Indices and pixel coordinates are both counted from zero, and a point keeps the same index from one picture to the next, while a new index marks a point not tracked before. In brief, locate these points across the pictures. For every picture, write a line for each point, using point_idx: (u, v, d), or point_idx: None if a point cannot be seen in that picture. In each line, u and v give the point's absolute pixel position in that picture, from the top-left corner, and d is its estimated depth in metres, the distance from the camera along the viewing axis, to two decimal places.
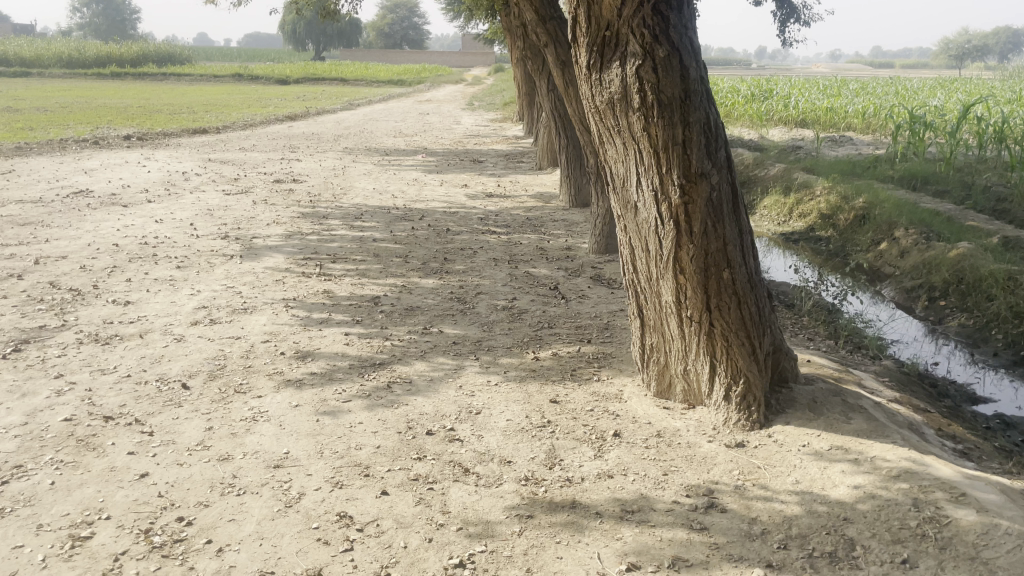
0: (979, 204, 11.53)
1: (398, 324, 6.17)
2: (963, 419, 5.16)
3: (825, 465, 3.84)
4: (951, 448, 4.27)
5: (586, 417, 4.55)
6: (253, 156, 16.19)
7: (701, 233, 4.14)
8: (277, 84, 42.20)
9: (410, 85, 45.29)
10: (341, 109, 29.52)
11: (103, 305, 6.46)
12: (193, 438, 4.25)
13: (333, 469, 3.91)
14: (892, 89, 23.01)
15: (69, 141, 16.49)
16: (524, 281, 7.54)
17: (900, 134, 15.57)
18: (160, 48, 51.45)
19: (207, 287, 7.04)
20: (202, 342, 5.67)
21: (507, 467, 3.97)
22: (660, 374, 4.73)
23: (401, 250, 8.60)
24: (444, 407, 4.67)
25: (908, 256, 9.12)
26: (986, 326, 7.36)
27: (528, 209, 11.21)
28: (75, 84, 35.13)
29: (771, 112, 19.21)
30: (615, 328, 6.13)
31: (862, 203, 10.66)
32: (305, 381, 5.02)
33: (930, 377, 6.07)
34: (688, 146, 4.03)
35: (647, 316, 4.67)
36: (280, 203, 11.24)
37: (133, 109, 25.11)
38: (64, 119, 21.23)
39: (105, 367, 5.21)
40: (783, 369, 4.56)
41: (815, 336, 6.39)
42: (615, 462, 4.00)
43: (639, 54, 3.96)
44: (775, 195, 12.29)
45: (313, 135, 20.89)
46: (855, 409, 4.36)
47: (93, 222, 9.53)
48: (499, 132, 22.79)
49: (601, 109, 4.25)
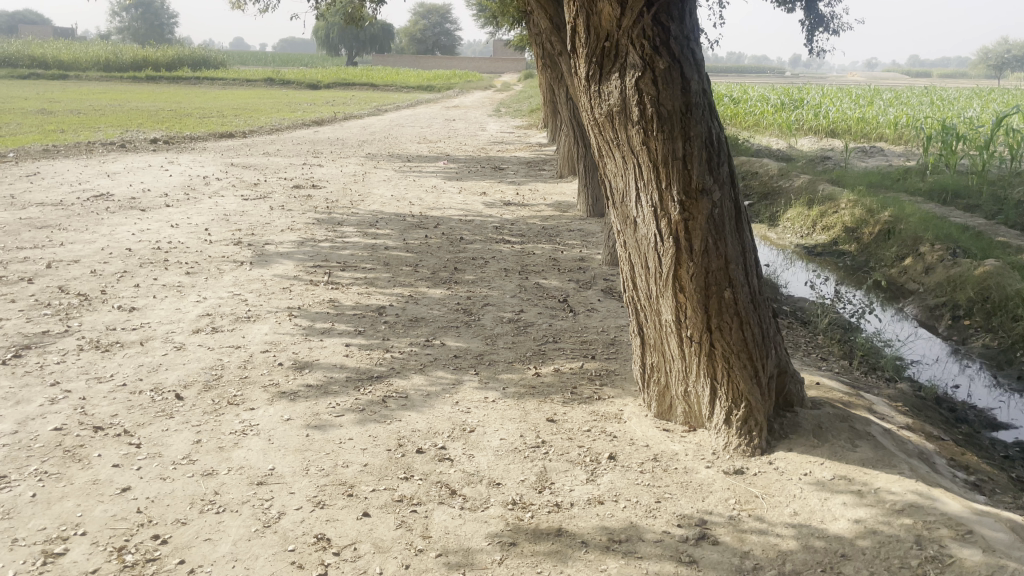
0: (1011, 218, 11.19)
1: (401, 336, 6.08)
2: (981, 447, 4.94)
3: (826, 496, 3.67)
4: (963, 479, 4.07)
5: (583, 437, 4.42)
6: (277, 161, 16.26)
7: (702, 251, 4.00)
8: (308, 89, 42.56)
9: (439, 91, 45.41)
10: (369, 114, 29.63)
11: (109, 311, 6.46)
12: (179, 451, 4.19)
13: (317, 488, 3.83)
14: (926, 99, 22.57)
15: (96, 143, 16.66)
16: (534, 292, 7.42)
17: (932, 145, 15.22)
18: (195, 52, 52.00)
19: (214, 294, 7.01)
20: (202, 351, 5.63)
21: (496, 489, 3.86)
22: (661, 395, 4.59)
23: (411, 259, 8.53)
24: (437, 424, 4.56)
25: (933, 272, 8.85)
26: (1011, 348, 7.10)
27: (545, 218, 11.10)
28: (111, 87, 35.72)
29: (801, 121, 18.90)
30: (621, 344, 5.98)
31: (887, 216, 10.40)
32: (300, 394, 4.94)
33: (949, 401, 5.85)
34: (689, 161, 3.90)
35: (648, 335, 4.53)
36: (296, 209, 11.23)
37: (162, 113, 25.36)
38: (94, 122, 21.49)
39: (102, 375, 5.18)
40: (788, 393, 4.40)
41: (828, 356, 6.19)
42: (607, 487, 3.86)
43: (639, 66, 3.83)
44: (799, 206, 12.05)
45: (338, 141, 20.97)
46: (862, 436, 4.18)
47: (109, 226, 9.58)
48: (523, 139, 22.71)
49: (601, 121, 4.12)
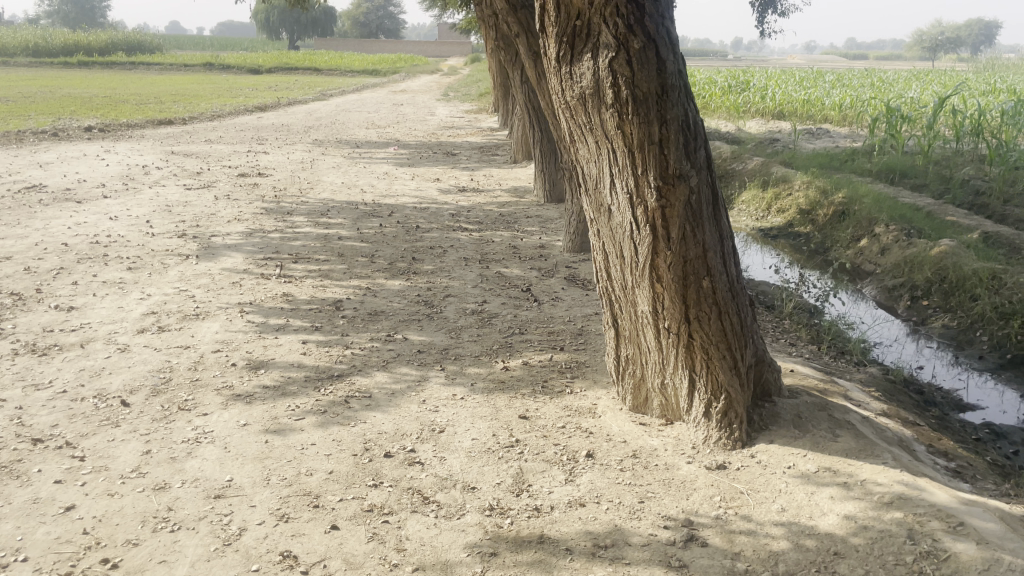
0: (958, 198, 11.36)
1: (361, 331, 5.82)
2: (954, 430, 4.92)
3: (812, 489, 3.57)
4: (944, 466, 4.01)
5: (558, 435, 4.25)
6: (219, 148, 15.68)
7: (679, 239, 3.85)
8: (249, 73, 41.47)
9: (384, 75, 44.73)
10: (313, 100, 28.93)
11: (45, 311, 6.05)
12: (128, 463, 3.89)
13: (279, 499, 3.58)
14: (866, 81, 23.01)
15: (26, 132, 15.85)
16: (495, 281, 7.22)
17: (877, 127, 15.44)
18: (130, 36, 50.22)
19: (158, 290, 6.65)
20: (148, 352, 5.30)
21: (471, 495, 3.66)
22: (636, 388, 4.44)
23: (367, 249, 8.24)
24: (405, 425, 4.34)
25: (889, 253, 8.90)
26: (970, 328, 7.15)
27: (501, 205, 10.88)
28: (41, 72, 34.22)
29: (748, 103, 19.00)
30: (590, 334, 5.83)
31: (840, 198, 10.44)
32: (256, 396, 4.66)
33: (916, 383, 5.84)
34: (666, 145, 3.73)
35: (622, 326, 4.37)
36: (243, 199, 10.81)
37: (97, 99, 24.31)
38: (24, 109, 20.49)
39: (40, 382, 4.82)
40: (766, 382, 4.29)
41: (797, 341, 6.13)
42: (588, 487, 3.70)
43: (612, 46, 3.64)
44: (753, 188, 12.06)
45: (282, 126, 20.39)
46: (842, 425, 4.10)
47: (43, 219, 9.07)
48: (473, 124, 22.41)
49: (572, 105, 3.92)
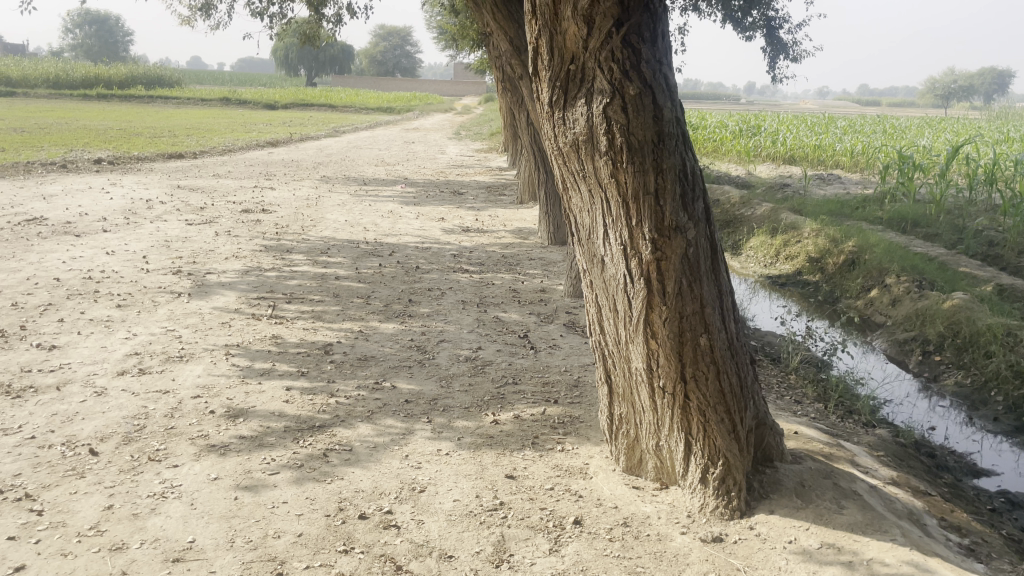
0: (972, 248, 11.11)
1: (348, 378, 5.61)
2: (968, 500, 4.65)
3: (814, 569, 3.33)
4: (957, 544, 3.75)
5: (545, 497, 4.00)
6: (226, 184, 15.65)
7: (675, 293, 3.64)
8: (265, 109, 41.90)
9: (398, 112, 45.10)
10: (326, 136, 29.08)
11: (26, 350, 5.88)
12: (87, 519, 3.68)
13: (241, 564, 3.36)
14: (880, 128, 22.84)
15: (35, 163, 15.90)
16: (492, 327, 7.02)
17: (889, 174, 15.27)
18: (151, 70, 51.16)
19: (145, 330, 6.48)
20: (125, 397, 5.10)
21: (447, 565, 3.42)
22: (630, 449, 4.20)
23: (363, 290, 8.07)
24: (384, 483, 4.11)
25: (900, 305, 8.66)
26: (984, 386, 6.88)
27: (505, 246, 10.72)
28: (59, 104, 34.61)
29: (758, 148, 18.86)
30: (586, 387, 5.59)
31: (851, 246, 10.21)
32: (231, 447, 4.45)
33: (928, 446, 5.58)
34: (662, 195, 3.55)
35: (616, 384, 4.14)
36: (243, 235, 10.70)
37: (111, 132, 24.45)
38: (38, 140, 20.62)
39: (9, 426, 4.62)
40: (767, 446, 4.05)
41: (803, 400, 5.88)
42: (573, 559, 3.46)
43: (608, 92, 3.49)
44: (762, 234, 11.85)
45: (291, 162, 20.40)
46: (848, 496, 3.84)
47: (39, 253, 8.95)
48: (482, 163, 22.40)
49: (565, 152, 3.75)
